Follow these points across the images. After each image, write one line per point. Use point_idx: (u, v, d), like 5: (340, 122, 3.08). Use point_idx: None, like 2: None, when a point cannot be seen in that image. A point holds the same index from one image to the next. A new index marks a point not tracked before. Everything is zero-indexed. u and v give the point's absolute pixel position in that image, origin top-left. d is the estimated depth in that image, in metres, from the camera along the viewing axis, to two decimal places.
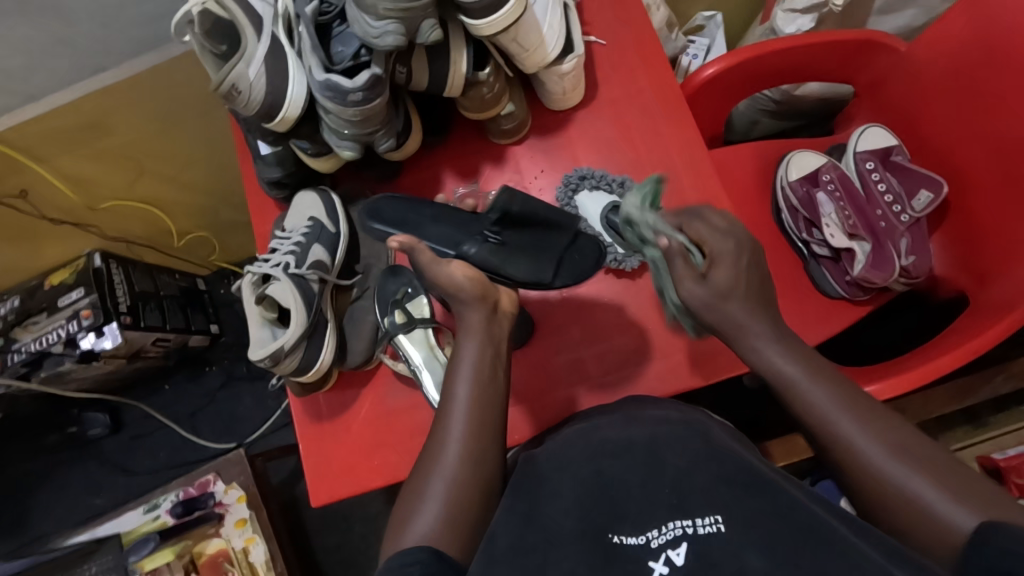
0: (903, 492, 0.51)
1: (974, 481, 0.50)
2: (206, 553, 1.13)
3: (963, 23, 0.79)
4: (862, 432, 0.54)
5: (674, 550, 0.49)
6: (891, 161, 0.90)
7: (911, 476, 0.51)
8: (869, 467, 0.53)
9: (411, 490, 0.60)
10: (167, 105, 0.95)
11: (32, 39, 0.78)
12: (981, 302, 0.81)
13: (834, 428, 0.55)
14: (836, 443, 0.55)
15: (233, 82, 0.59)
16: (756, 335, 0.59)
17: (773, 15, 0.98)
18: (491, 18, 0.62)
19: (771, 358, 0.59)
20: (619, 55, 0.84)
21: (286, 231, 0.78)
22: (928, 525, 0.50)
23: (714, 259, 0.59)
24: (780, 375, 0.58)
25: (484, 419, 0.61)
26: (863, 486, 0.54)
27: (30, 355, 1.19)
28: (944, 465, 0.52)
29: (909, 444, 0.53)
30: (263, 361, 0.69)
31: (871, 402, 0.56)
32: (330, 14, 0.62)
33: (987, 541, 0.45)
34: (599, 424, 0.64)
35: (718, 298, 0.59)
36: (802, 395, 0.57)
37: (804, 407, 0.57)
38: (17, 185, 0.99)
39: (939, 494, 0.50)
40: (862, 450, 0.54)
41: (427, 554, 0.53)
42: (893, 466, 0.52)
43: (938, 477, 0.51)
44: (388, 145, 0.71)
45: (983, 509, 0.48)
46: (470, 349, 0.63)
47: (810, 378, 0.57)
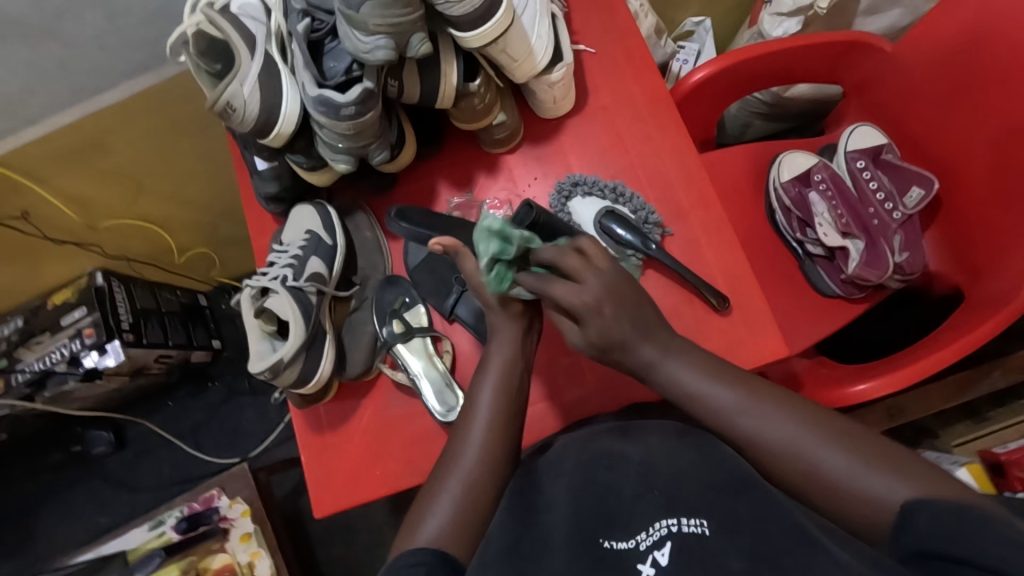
0: (832, 475, 0.51)
1: (889, 450, 0.51)
2: (211, 568, 1.12)
3: (946, 23, 0.80)
4: (781, 424, 0.54)
5: (659, 551, 0.50)
6: (882, 159, 0.91)
7: (825, 451, 0.52)
8: (795, 460, 0.53)
9: (418, 497, 0.60)
10: (165, 124, 0.96)
11: (33, 62, 0.80)
12: (974, 297, 0.82)
13: (735, 424, 0.56)
14: (748, 440, 0.55)
15: (228, 100, 0.61)
16: (653, 359, 0.59)
17: (760, 19, 1.00)
18: (479, 30, 0.63)
19: (682, 379, 0.59)
20: (608, 63, 0.85)
21: (282, 245, 0.79)
22: (859, 505, 0.50)
23: (584, 310, 0.56)
24: (688, 389, 0.58)
25: (499, 433, 0.61)
26: (791, 477, 0.53)
27: (35, 375, 1.20)
28: (865, 443, 0.52)
29: (829, 427, 0.53)
30: (263, 373, 0.70)
31: (782, 394, 0.57)
32: (321, 31, 0.64)
33: (916, 517, 0.46)
34: (597, 433, 0.65)
35: (610, 346, 0.58)
36: (700, 399, 0.58)
37: (708, 411, 0.57)
38: (19, 207, 1.00)
39: (861, 470, 0.50)
40: (773, 440, 0.54)
41: (434, 557, 0.52)
42: (818, 451, 0.52)
43: (857, 454, 0.51)
44: (382, 157, 0.72)
45: (910, 482, 0.48)
46: (495, 357, 0.64)
47: (714, 384, 0.58)
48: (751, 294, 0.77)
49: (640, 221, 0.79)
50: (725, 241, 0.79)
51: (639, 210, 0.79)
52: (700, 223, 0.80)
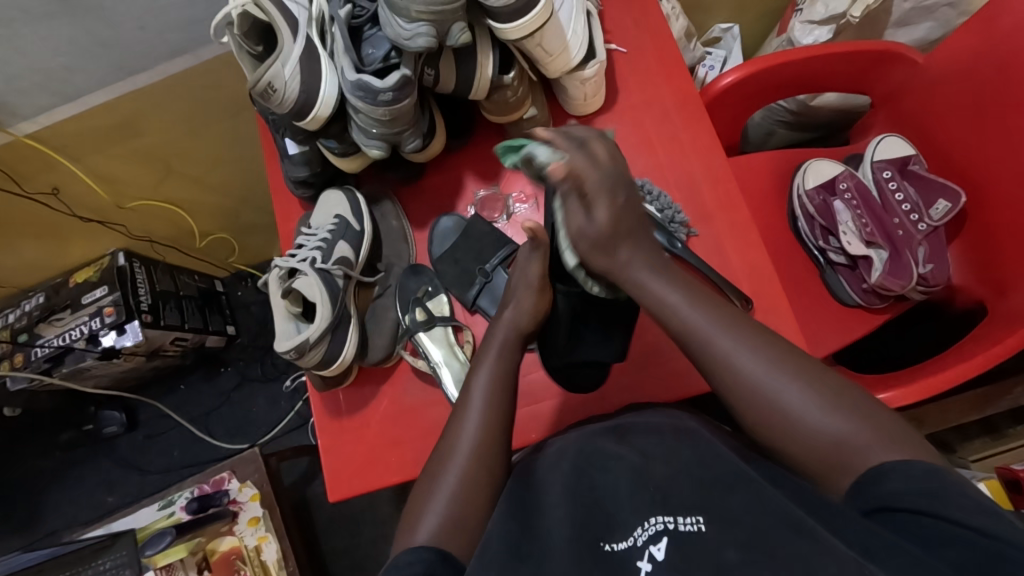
0: (790, 411, 0.53)
1: (855, 398, 0.52)
2: (218, 550, 1.14)
3: (979, 37, 0.80)
4: (752, 356, 0.55)
5: (655, 546, 0.47)
6: (908, 170, 0.90)
7: (789, 389, 0.53)
8: (762, 395, 0.54)
9: (418, 492, 0.61)
10: (197, 107, 0.97)
11: (73, 39, 0.81)
12: (997, 313, 0.82)
13: (712, 346, 0.57)
14: (719, 363, 0.56)
15: (269, 81, 0.61)
16: (630, 260, 0.63)
17: (791, 27, 1.01)
18: (519, 22, 0.64)
19: (655, 292, 0.61)
20: (638, 62, 0.86)
21: (311, 229, 0.79)
22: (824, 453, 0.51)
23: (593, 198, 0.61)
24: (668, 304, 0.60)
25: (495, 425, 0.63)
26: (755, 413, 0.54)
27: (53, 350, 1.21)
28: (837, 387, 0.53)
29: (799, 366, 0.55)
30: (288, 353, 0.71)
31: (761, 332, 0.58)
32: (362, 17, 0.65)
33: (888, 475, 0.47)
34: (591, 436, 0.63)
35: (601, 243, 0.62)
36: (682, 317, 0.59)
37: (684, 330, 0.59)
38: (50, 183, 1.02)
39: (819, 411, 0.52)
40: (742, 366, 0.55)
41: (433, 555, 0.53)
42: (782, 387, 0.53)
43: (825, 396, 0.52)
44: (415, 146, 0.73)
45: (870, 428, 0.50)
46: (491, 354, 0.68)
47: (691, 305, 0.60)
48: (775, 298, 0.77)
49: (666, 220, 0.79)
50: (749, 245, 0.79)
51: (666, 209, 0.79)
52: (725, 226, 0.80)
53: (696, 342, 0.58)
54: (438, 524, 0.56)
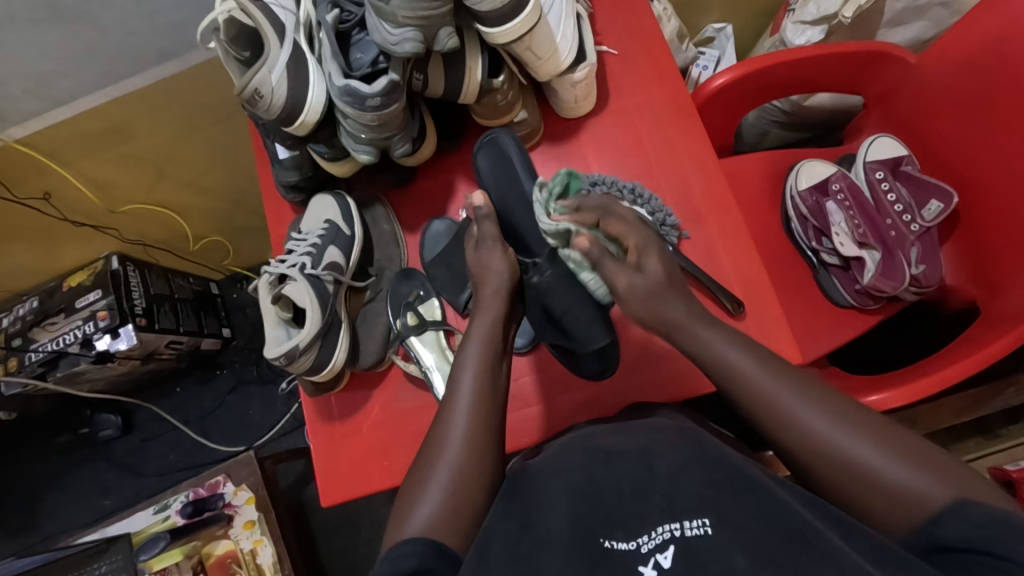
0: (871, 475, 0.50)
1: (924, 448, 0.51)
2: (214, 554, 1.13)
3: (972, 36, 0.79)
4: (818, 415, 0.54)
5: (662, 554, 0.47)
6: (900, 171, 0.90)
7: (865, 447, 0.51)
8: (832, 455, 0.52)
9: (405, 492, 0.60)
10: (188, 111, 0.97)
11: (62, 44, 0.81)
12: (989, 313, 0.82)
13: (779, 411, 0.55)
14: (789, 431, 0.55)
15: (256, 87, 0.61)
16: (677, 317, 0.64)
17: (784, 27, 1.01)
18: (506, 26, 0.64)
19: (713, 346, 0.61)
20: (630, 65, 0.86)
21: (301, 234, 0.79)
22: (908, 514, 0.48)
23: (641, 253, 0.68)
24: (723, 358, 0.60)
25: (483, 415, 0.62)
26: (828, 475, 0.52)
27: (47, 355, 1.21)
28: (908, 442, 0.51)
29: (871, 422, 0.53)
30: (278, 360, 0.71)
31: (829, 391, 0.56)
32: (350, 22, 0.64)
33: (959, 517, 0.45)
34: (599, 433, 0.63)
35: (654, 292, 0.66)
36: (750, 380, 0.58)
37: (745, 391, 0.58)
38: (41, 187, 1.01)
39: (895, 465, 0.50)
40: (814, 429, 0.54)
41: (424, 547, 0.53)
42: (857, 447, 0.51)
43: (901, 454, 0.50)
44: (404, 150, 0.72)
45: (946, 482, 0.48)
46: (472, 349, 0.67)
47: (756, 368, 0.58)
48: (767, 301, 0.77)
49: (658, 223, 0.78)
50: (742, 246, 0.79)
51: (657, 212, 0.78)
52: (718, 227, 0.80)
53: (764, 399, 0.56)
54: (432, 518, 0.56)
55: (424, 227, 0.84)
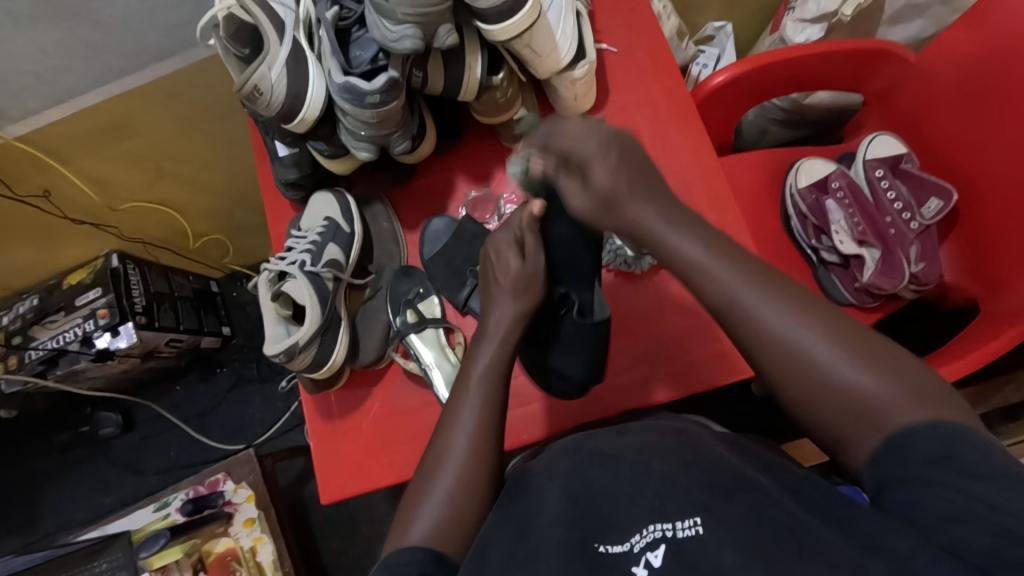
0: (822, 371, 0.48)
1: (884, 351, 0.48)
2: (214, 551, 1.13)
3: (973, 34, 0.79)
4: (778, 311, 0.50)
5: (652, 553, 0.46)
6: (900, 168, 0.90)
7: (820, 345, 0.49)
8: (784, 349, 0.50)
9: (410, 497, 0.60)
10: (188, 109, 0.97)
11: (62, 41, 0.81)
12: (988, 311, 0.82)
13: (738, 304, 0.52)
14: (746, 323, 0.51)
15: (255, 83, 0.61)
16: (643, 216, 0.57)
17: (784, 25, 1.01)
18: (505, 24, 0.64)
19: (679, 244, 0.56)
20: (630, 63, 0.86)
21: (301, 231, 0.79)
22: (855, 414, 0.47)
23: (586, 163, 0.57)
24: (684, 249, 0.55)
25: (490, 418, 0.62)
26: (781, 371, 0.50)
27: (48, 353, 1.21)
28: (869, 342, 0.48)
29: (830, 319, 0.50)
30: (278, 357, 0.71)
31: (794, 286, 0.52)
32: (349, 19, 0.64)
33: (913, 442, 0.44)
34: (592, 437, 0.63)
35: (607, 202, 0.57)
36: (711, 280, 0.54)
37: (707, 287, 0.54)
38: (41, 185, 1.01)
39: (847, 365, 0.48)
40: (770, 323, 0.50)
41: (423, 555, 0.53)
42: (813, 345, 0.49)
43: (860, 354, 0.48)
44: (403, 147, 0.72)
45: (900, 384, 0.46)
46: (487, 350, 0.66)
47: (714, 260, 0.54)
48: None
49: None
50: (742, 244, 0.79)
51: None
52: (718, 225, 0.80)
53: (723, 293, 0.53)
54: (434, 523, 0.56)
55: (425, 223, 0.84)
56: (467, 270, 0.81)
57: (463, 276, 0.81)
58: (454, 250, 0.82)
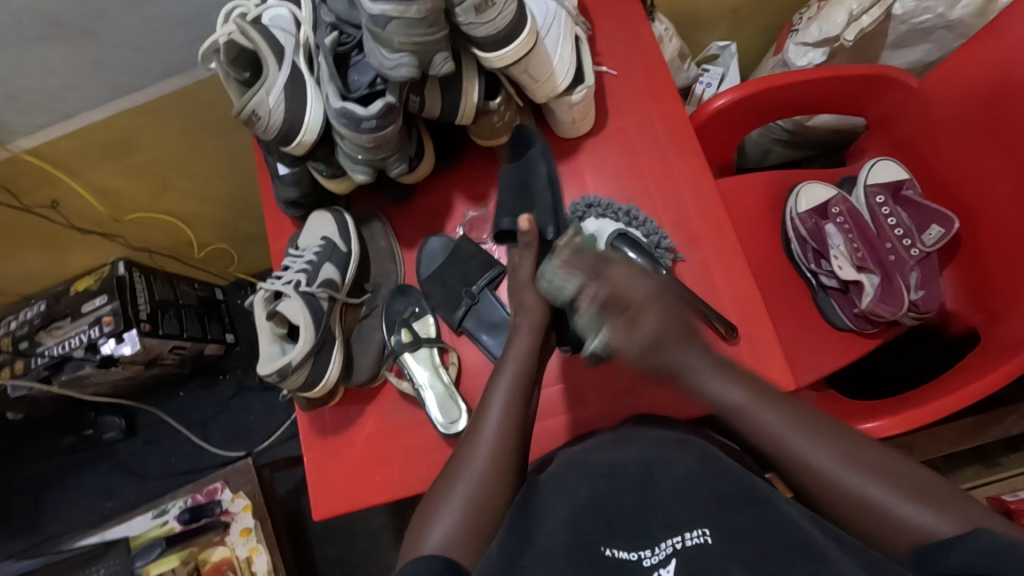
0: (877, 509, 0.53)
1: (934, 487, 0.53)
2: (210, 560, 1.14)
3: (976, 62, 0.79)
4: (828, 454, 0.56)
5: (664, 568, 0.48)
6: (901, 195, 0.90)
7: (869, 483, 0.54)
8: (832, 483, 0.55)
9: (424, 509, 0.60)
10: (193, 124, 0.99)
11: (69, 59, 0.82)
12: (991, 340, 0.81)
13: (789, 450, 0.57)
14: (797, 464, 0.57)
15: (253, 108, 0.63)
16: (683, 362, 0.61)
17: (786, 48, 1.01)
18: (501, 52, 0.64)
19: (719, 394, 0.61)
20: (629, 86, 0.86)
21: (298, 250, 0.81)
22: (912, 543, 0.50)
23: (635, 309, 0.62)
24: (733, 405, 0.60)
25: (512, 433, 0.63)
26: (839, 510, 0.55)
27: (53, 359, 1.22)
28: (916, 479, 0.53)
29: (874, 459, 0.55)
30: (271, 376, 0.71)
31: (837, 427, 0.58)
32: (348, 45, 0.65)
33: (959, 545, 0.47)
34: (598, 442, 0.64)
35: (653, 345, 0.60)
36: (764, 426, 0.59)
37: (756, 434, 0.59)
38: (50, 197, 1.03)
39: (898, 500, 0.52)
40: (820, 466, 0.56)
41: (439, 562, 0.51)
42: (865, 483, 0.54)
43: (901, 484, 0.53)
44: (401, 170, 0.73)
45: (951, 518, 0.50)
46: (510, 370, 0.68)
47: (758, 407, 0.59)
48: (761, 326, 0.77)
49: (652, 245, 0.79)
50: (735, 269, 0.79)
51: (651, 234, 0.79)
52: (713, 252, 0.80)
53: (773, 441, 0.58)
54: (449, 531, 0.56)
55: (421, 243, 0.85)
56: (463, 289, 0.82)
57: (456, 301, 0.82)
58: (450, 269, 0.83)
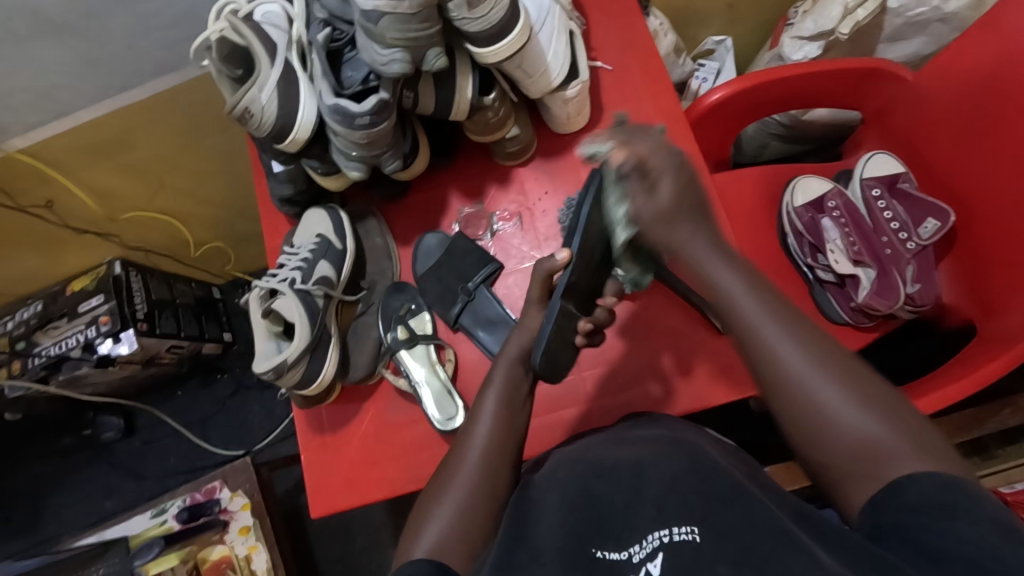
0: (831, 418, 0.51)
1: (898, 407, 0.51)
2: (209, 558, 1.14)
3: (970, 55, 0.79)
4: (798, 351, 0.54)
5: (652, 563, 0.48)
6: (898, 188, 0.90)
7: (830, 388, 0.52)
8: (796, 400, 0.53)
9: (417, 514, 0.60)
10: (188, 123, 0.98)
11: (62, 58, 0.82)
12: (986, 333, 0.81)
13: (758, 338, 0.55)
14: (764, 357, 0.55)
15: (246, 105, 0.62)
16: (689, 240, 0.59)
17: (782, 42, 1.01)
18: (495, 46, 0.64)
19: (710, 269, 0.59)
20: (624, 81, 0.86)
21: (293, 247, 0.80)
22: (859, 458, 0.50)
23: (658, 174, 0.59)
24: (722, 289, 0.57)
25: (504, 433, 0.63)
26: (794, 416, 0.53)
27: (50, 359, 1.22)
28: (882, 397, 0.52)
29: (844, 368, 0.53)
30: (267, 374, 0.71)
31: (815, 329, 0.56)
32: (341, 41, 0.65)
33: (906, 489, 0.47)
34: (591, 445, 0.65)
35: (664, 218, 0.58)
36: (738, 309, 0.57)
37: (735, 320, 0.57)
38: (44, 197, 1.03)
39: (853, 409, 0.51)
40: (787, 363, 0.54)
41: (430, 567, 0.51)
42: (827, 391, 0.52)
43: (855, 391, 0.52)
44: (395, 167, 0.73)
45: (908, 440, 0.49)
46: (499, 373, 0.68)
47: (742, 291, 0.57)
48: None
49: None
50: None
51: None
52: None
53: (744, 329, 0.56)
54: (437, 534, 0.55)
55: (416, 241, 0.85)
56: (459, 286, 0.81)
57: (452, 299, 0.82)
58: (445, 266, 0.82)
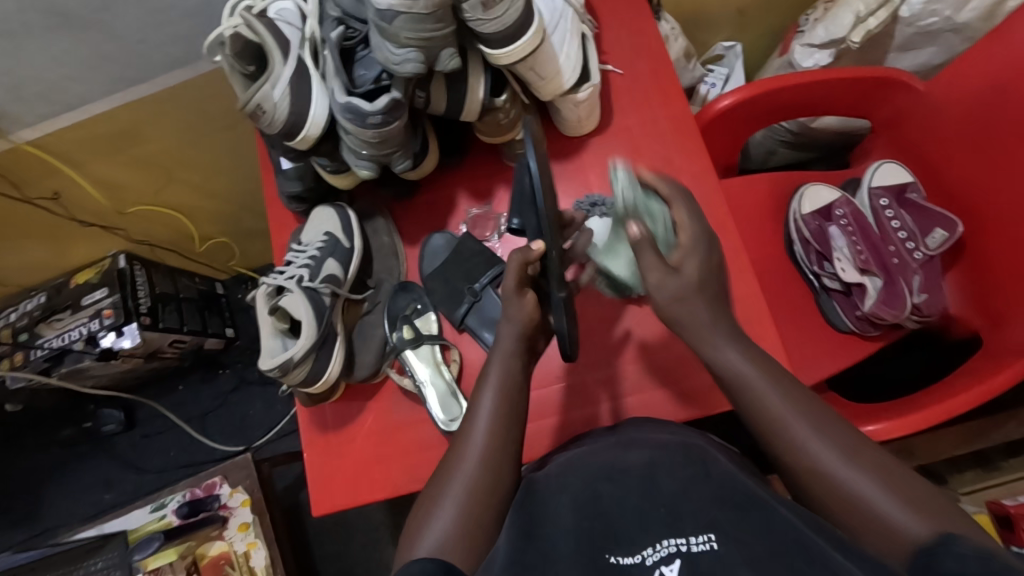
0: (868, 503, 0.51)
1: (928, 494, 0.50)
2: (207, 555, 1.13)
3: (982, 66, 0.79)
4: (826, 445, 0.55)
5: (667, 567, 0.48)
6: (906, 198, 0.90)
7: (861, 477, 0.52)
8: (832, 486, 0.53)
9: (419, 509, 0.60)
10: (197, 117, 0.98)
11: (74, 50, 0.82)
12: (995, 344, 0.80)
13: (786, 427, 0.57)
14: (790, 445, 0.56)
15: (258, 102, 0.62)
16: (710, 334, 0.64)
17: (792, 49, 1.01)
18: (509, 47, 0.64)
19: (729, 361, 0.62)
20: (635, 84, 0.86)
21: (301, 245, 0.81)
22: (891, 537, 0.49)
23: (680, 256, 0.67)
24: (736, 372, 0.61)
25: (503, 427, 0.63)
26: (831, 500, 0.53)
27: (52, 351, 1.22)
28: (908, 481, 0.51)
29: (872, 458, 0.53)
30: (273, 371, 0.71)
31: (833, 418, 0.57)
32: (354, 39, 0.65)
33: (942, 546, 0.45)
34: (600, 448, 0.64)
35: (684, 295, 0.65)
36: (766, 401, 0.59)
37: (762, 410, 0.59)
38: (52, 188, 1.03)
39: (884, 496, 0.50)
40: (814, 454, 0.55)
41: (434, 564, 0.51)
42: (855, 477, 0.52)
43: (880, 476, 0.52)
44: (405, 166, 0.73)
45: (938, 521, 0.48)
46: (495, 361, 0.67)
47: (766, 384, 0.60)
48: (764, 329, 0.77)
49: None
50: (740, 271, 0.79)
51: None
52: (718, 253, 0.80)
53: (774, 420, 0.58)
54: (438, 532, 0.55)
55: (425, 239, 0.85)
56: (465, 284, 0.81)
57: (458, 298, 0.81)
58: (450, 265, 0.82)
